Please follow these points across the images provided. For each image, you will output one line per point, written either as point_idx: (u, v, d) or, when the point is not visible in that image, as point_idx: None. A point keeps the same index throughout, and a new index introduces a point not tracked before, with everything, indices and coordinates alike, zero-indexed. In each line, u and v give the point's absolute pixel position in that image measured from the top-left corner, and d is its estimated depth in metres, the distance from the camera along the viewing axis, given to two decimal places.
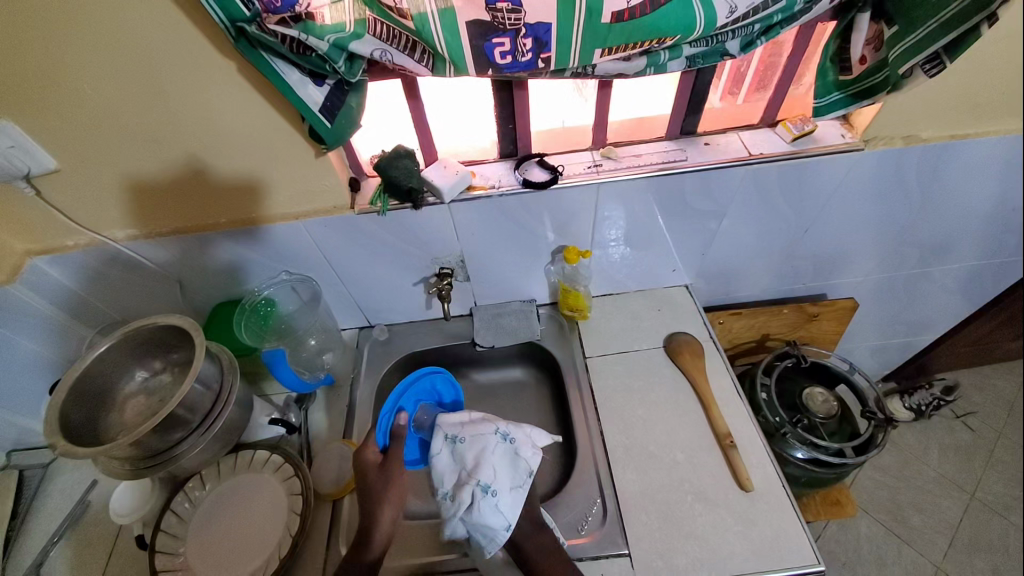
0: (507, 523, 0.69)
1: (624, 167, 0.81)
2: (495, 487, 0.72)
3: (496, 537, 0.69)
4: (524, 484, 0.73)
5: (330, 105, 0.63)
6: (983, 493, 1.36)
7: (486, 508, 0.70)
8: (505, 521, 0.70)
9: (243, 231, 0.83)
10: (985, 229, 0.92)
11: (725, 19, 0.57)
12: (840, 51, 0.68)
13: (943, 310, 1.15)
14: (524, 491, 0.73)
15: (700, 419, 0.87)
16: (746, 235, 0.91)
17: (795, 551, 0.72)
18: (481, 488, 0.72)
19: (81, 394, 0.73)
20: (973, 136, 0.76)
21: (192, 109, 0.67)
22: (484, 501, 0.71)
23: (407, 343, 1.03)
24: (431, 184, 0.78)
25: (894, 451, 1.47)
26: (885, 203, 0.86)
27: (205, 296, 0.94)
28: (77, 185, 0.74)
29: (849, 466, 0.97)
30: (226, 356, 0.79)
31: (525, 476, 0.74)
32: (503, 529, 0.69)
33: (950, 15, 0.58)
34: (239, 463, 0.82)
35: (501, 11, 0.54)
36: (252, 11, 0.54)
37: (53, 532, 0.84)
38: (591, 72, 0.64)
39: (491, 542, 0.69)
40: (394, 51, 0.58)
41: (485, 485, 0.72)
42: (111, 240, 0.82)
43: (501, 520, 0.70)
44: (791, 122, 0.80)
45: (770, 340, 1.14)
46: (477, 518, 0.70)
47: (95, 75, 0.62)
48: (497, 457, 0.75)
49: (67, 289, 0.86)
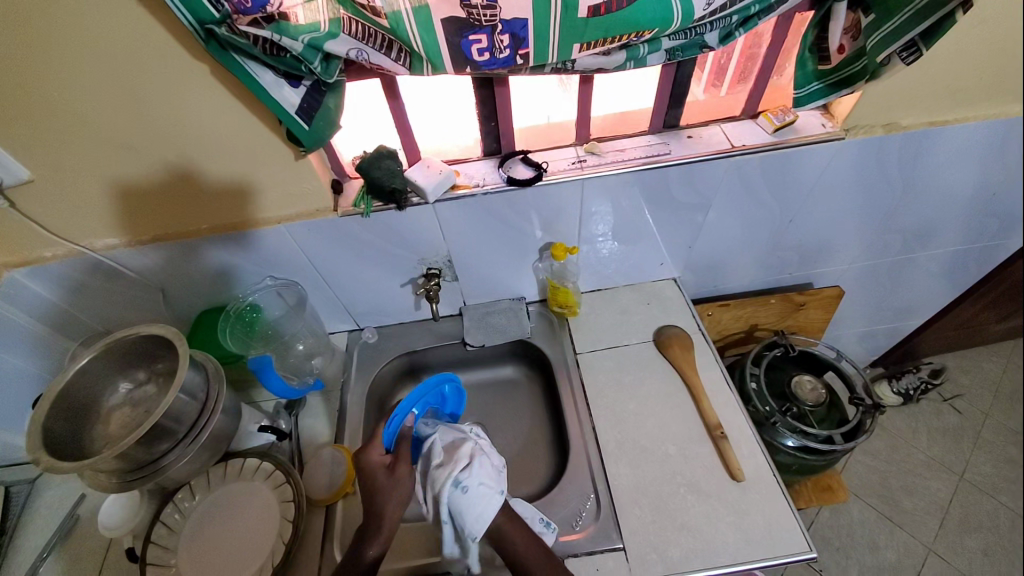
0: (498, 487, 0.69)
1: (608, 162, 0.80)
2: (486, 456, 0.72)
3: (491, 502, 0.68)
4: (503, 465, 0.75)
5: (307, 107, 0.62)
6: (972, 473, 1.38)
7: (484, 465, 0.70)
8: (499, 488, 0.70)
9: (226, 237, 0.81)
10: (966, 214, 0.93)
11: (703, 11, 0.57)
12: (818, 41, 0.68)
13: (929, 294, 1.17)
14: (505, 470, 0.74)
15: (691, 411, 0.87)
16: (732, 226, 0.91)
17: (787, 538, 0.73)
18: (476, 450, 0.72)
19: (64, 407, 0.71)
20: (951, 123, 0.77)
21: (166, 114, 0.66)
22: (480, 461, 0.71)
23: (397, 344, 1.02)
24: (414, 184, 0.77)
25: (884, 435, 1.48)
26: (867, 190, 0.87)
27: (189, 304, 0.93)
28: (51, 196, 0.72)
29: (839, 453, 0.98)
30: (211, 364, 0.78)
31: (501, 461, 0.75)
32: (496, 492, 0.69)
33: (924, 3, 0.58)
34: (229, 472, 0.81)
35: (476, 7, 0.53)
36: (222, 12, 0.52)
37: (40, 548, 0.83)
38: (571, 68, 0.63)
39: (488, 507, 0.67)
40: (370, 50, 0.57)
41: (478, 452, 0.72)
42: (90, 250, 0.80)
43: (495, 485, 0.69)
44: (772, 113, 0.81)
45: (758, 331, 1.14)
46: (477, 472, 0.69)
47: (64, 81, 0.60)
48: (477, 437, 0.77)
49: (47, 301, 0.84)
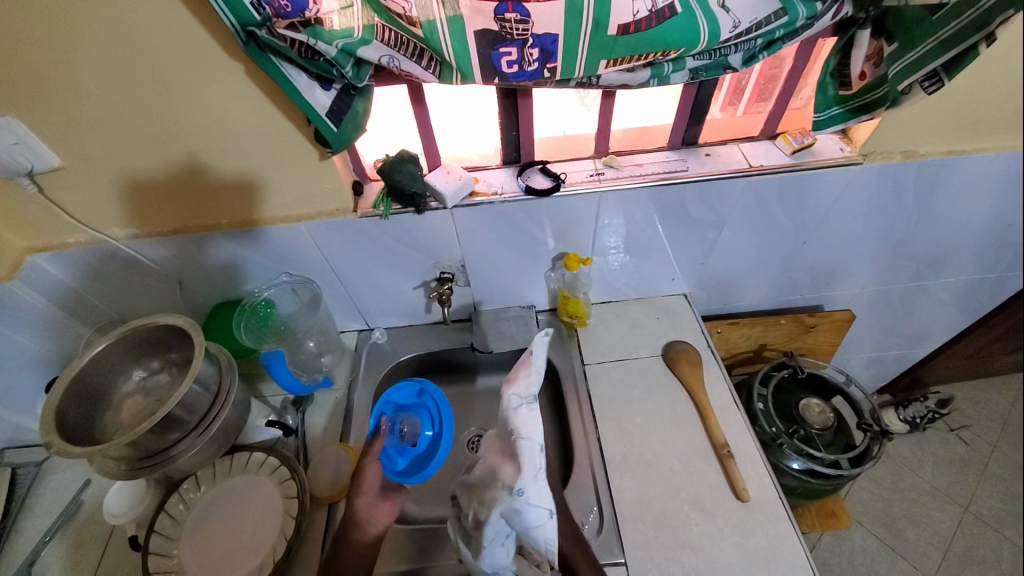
0: (548, 510, 0.56)
1: (625, 176, 0.81)
2: (530, 482, 0.56)
3: (543, 529, 0.56)
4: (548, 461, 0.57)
5: (337, 110, 0.64)
6: (978, 506, 1.37)
7: (520, 510, 0.55)
8: (546, 511, 0.56)
9: (244, 232, 0.83)
10: (982, 244, 0.93)
11: (729, 33, 0.58)
12: (839, 67, 0.70)
13: (940, 322, 1.16)
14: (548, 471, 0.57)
15: (697, 429, 0.87)
16: (745, 246, 0.92)
17: (789, 561, 0.73)
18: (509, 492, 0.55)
19: (79, 390, 0.73)
20: (971, 153, 0.78)
21: (196, 110, 0.67)
22: (516, 502, 0.55)
23: (406, 346, 1.03)
24: (434, 189, 0.78)
25: (890, 463, 1.47)
26: (882, 217, 0.87)
27: (204, 296, 0.94)
28: (78, 184, 0.74)
29: (846, 478, 0.97)
30: (226, 357, 0.78)
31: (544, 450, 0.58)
32: (550, 518, 0.56)
33: (948, 34, 0.59)
34: (234, 465, 0.81)
35: (509, 21, 0.55)
36: (263, 15, 0.54)
37: (45, 530, 0.84)
38: (595, 82, 0.64)
39: (546, 535, 0.56)
40: (401, 57, 0.58)
41: (514, 489, 0.55)
42: (112, 238, 0.82)
43: (543, 508, 0.56)
44: (791, 134, 0.81)
45: (767, 350, 1.14)
46: (513, 520, 0.56)
47: (104, 74, 0.63)
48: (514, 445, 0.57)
49: (66, 286, 0.86)
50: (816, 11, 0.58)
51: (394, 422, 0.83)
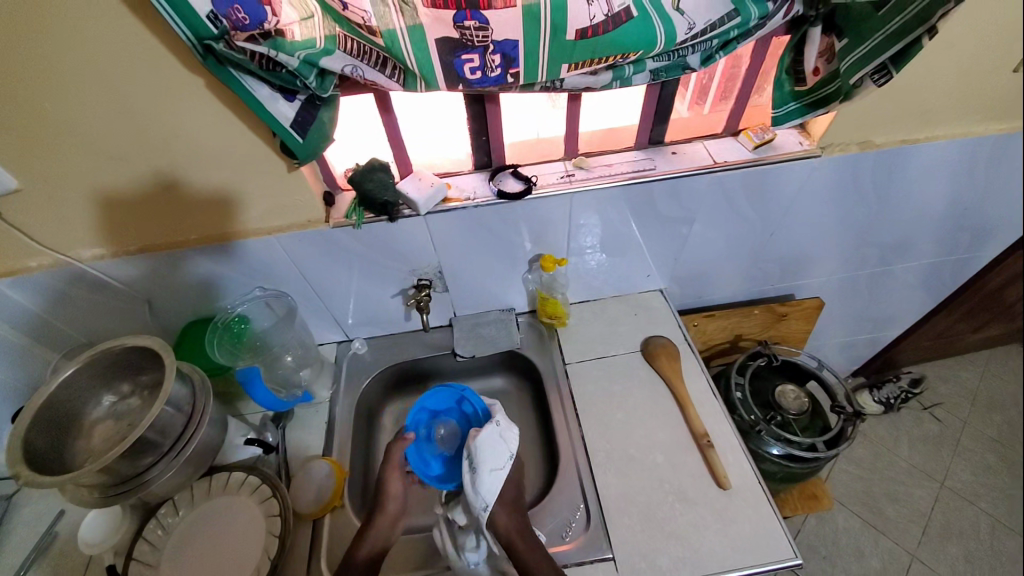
0: (485, 503, 0.70)
1: (595, 176, 0.82)
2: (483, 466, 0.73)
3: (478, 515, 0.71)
4: (505, 464, 0.73)
5: (302, 121, 0.63)
6: (952, 480, 1.42)
7: (468, 484, 0.72)
8: (483, 502, 0.71)
9: (215, 247, 0.82)
10: (940, 228, 0.96)
11: (685, 35, 0.59)
12: (794, 63, 0.71)
13: (907, 305, 1.20)
14: (502, 472, 0.72)
15: (678, 421, 0.88)
16: (716, 240, 0.94)
17: (773, 545, 0.74)
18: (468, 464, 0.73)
19: (46, 418, 0.70)
20: (924, 141, 0.81)
21: (159, 125, 0.66)
22: (469, 477, 0.72)
23: (387, 355, 1.02)
24: (406, 197, 0.78)
25: (867, 444, 1.51)
26: (845, 206, 0.90)
27: (176, 314, 0.92)
28: (39, 206, 0.72)
29: (823, 460, 1.00)
30: (198, 375, 0.77)
31: (507, 458, 0.74)
32: (483, 510, 0.70)
33: (894, 29, 0.61)
34: (214, 486, 0.80)
35: (469, 28, 0.55)
36: (219, 28, 0.53)
37: (17, 565, 0.81)
38: (560, 86, 0.65)
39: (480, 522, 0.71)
40: (364, 67, 0.58)
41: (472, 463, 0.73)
42: (77, 260, 0.80)
43: (482, 498, 0.71)
44: (752, 130, 0.83)
45: (743, 341, 1.16)
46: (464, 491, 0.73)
47: (59, 93, 0.61)
48: (480, 438, 0.74)
49: (28, 311, 0.83)
50: (768, 11, 0.60)
51: (429, 428, 0.85)
